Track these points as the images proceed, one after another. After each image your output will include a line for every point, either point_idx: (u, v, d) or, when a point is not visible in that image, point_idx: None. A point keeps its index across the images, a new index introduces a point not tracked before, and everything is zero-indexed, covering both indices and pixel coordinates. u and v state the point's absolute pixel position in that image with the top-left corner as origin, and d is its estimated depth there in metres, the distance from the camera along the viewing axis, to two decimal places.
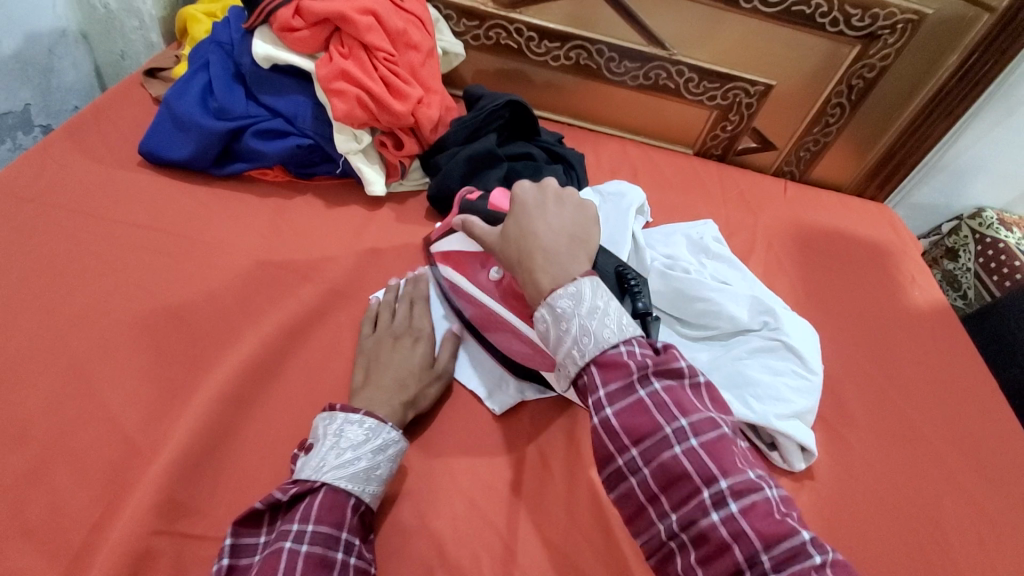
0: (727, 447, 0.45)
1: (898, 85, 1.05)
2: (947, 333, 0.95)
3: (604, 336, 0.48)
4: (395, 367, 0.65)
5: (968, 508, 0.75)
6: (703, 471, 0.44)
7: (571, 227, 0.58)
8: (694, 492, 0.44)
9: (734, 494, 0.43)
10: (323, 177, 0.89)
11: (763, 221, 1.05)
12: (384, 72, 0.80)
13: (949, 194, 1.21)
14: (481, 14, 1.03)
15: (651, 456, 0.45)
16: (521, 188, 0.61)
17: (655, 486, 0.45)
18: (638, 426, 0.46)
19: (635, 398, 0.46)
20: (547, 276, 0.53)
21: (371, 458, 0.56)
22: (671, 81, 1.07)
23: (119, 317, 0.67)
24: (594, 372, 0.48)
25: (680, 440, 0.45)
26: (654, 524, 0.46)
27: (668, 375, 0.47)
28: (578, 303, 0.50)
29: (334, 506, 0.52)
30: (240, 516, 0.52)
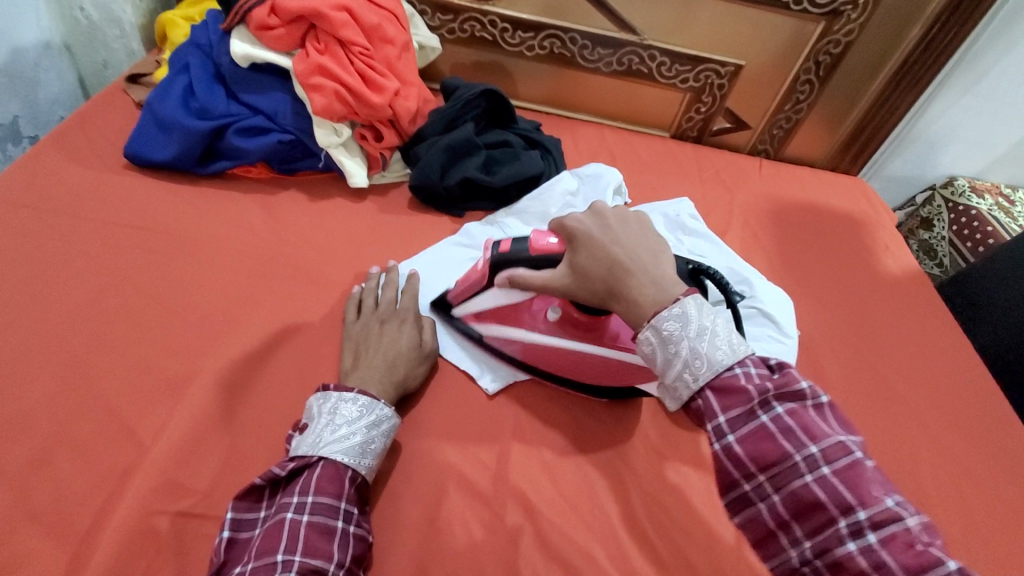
0: (865, 474, 0.42)
1: (864, 60, 1.07)
2: (919, 296, 0.98)
3: (717, 358, 0.47)
4: (384, 350, 0.67)
5: (941, 462, 0.78)
6: (838, 499, 0.42)
7: (645, 239, 0.56)
8: (830, 522, 0.42)
9: (874, 525, 0.40)
10: (307, 172, 0.90)
11: (739, 198, 1.07)
12: (359, 66, 0.83)
13: (922, 166, 1.24)
14: (455, 8, 1.05)
15: (780, 483, 0.44)
16: (575, 219, 0.59)
17: (785, 513, 0.44)
18: (762, 452, 0.44)
19: (757, 424, 0.45)
20: (648, 299, 0.51)
21: (366, 432, 0.58)
22: (644, 65, 1.09)
23: (113, 314, 0.69)
24: (709, 397, 0.47)
25: (810, 467, 0.43)
26: (785, 553, 0.44)
27: (790, 397, 0.45)
28: (685, 326, 0.48)
29: (332, 478, 0.54)
30: (241, 492, 0.54)
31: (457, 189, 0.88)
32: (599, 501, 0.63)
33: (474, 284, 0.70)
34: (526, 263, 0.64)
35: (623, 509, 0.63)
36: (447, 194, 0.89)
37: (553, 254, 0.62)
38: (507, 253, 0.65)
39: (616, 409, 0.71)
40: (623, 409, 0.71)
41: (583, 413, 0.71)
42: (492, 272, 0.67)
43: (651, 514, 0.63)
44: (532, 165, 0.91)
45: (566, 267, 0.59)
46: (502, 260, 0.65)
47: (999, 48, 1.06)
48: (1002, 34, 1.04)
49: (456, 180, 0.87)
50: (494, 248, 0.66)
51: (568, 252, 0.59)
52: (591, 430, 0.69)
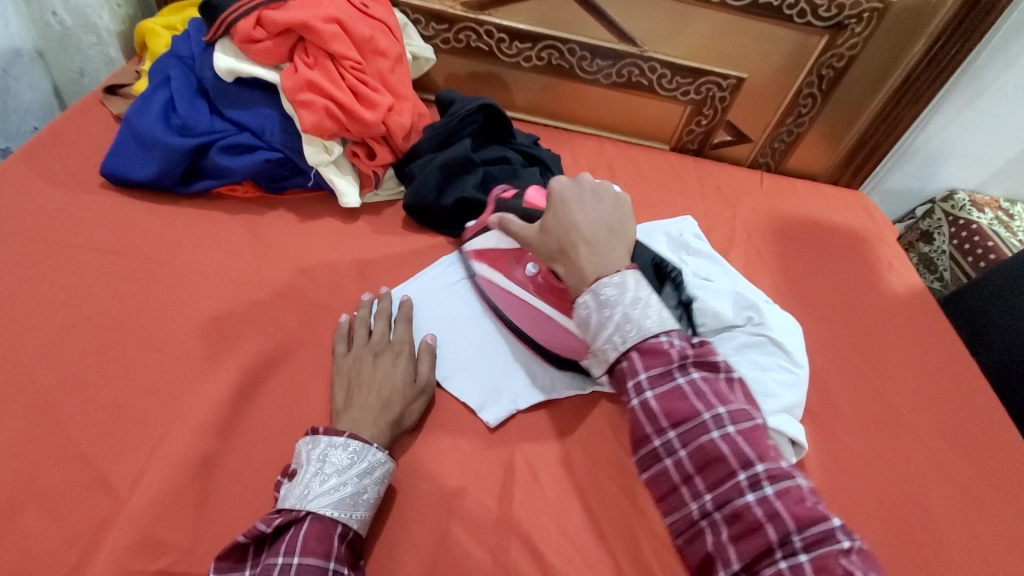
0: (761, 435, 0.49)
1: (867, 73, 1.05)
2: (925, 316, 0.96)
3: (646, 325, 0.52)
4: (377, 385, 0.63)
5: (955, 493, 0.76)
6: (739, 455, 0.48)
7: (609, 217, 0.60)
8: (731, 475, 0.47)
9: (768, 478, 0.46)
10: (295, 191, 0.86)
11: (741, 214, 1.05)
12: (351, 81, 0.79)
13: (923, 179, 1.23)
14: (450, 18, 1.01)
15: (688, 439, 0.49)
16: (558, 182, 0.62)
17: (690, 467, 0.49)
18: (676, 410, 0.50)
19: (674, 384, 0.50)
20: (590, 265, 0.56)
21: (357, 482, 0.54)
22: (644, 77, 1.06)
23: (87, 349, 0.65)
24: (634, 357, 0.52)
25: (717, 424, 0.49)
26: (687, 504, 0.49)
27: (706, 367, 0.52)
28: (622, 293, 0.53)
29: (320, 536, 0.50)
30: (223, 551, 0.50)
31: (453, 209, 0.85)
32: (606, 546, 0.60)
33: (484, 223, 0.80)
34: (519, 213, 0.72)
35: (631, 554, 0.60)
36: (443, 214, 0.85)
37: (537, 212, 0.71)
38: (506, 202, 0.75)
39: (622, 443, 0.68)
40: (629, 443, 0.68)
41: (587, 449, 0.67)
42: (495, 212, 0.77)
43: (660, 558, 0.60)
44: (532, 183, 0.88)
45: (534, 226, 0.63)
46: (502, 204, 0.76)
47: (1001, 62, 1.04)
48: (1004, 48, 1.03)
49: (452, 199, 0.83)
50: (500, 195, 0.79)
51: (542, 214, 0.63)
52: (596, 466, 0.66)
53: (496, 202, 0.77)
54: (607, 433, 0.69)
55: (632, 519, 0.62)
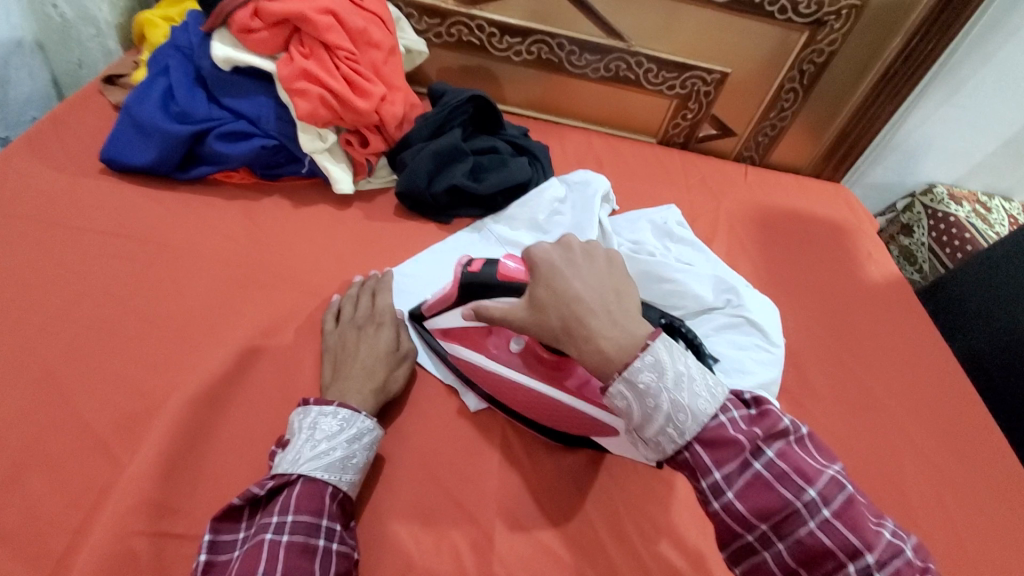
0: (859, 510, 0.44)
1: (846, 69, 1.09)
2: (901, 303, 0.99)
3: (699, 409, 0.47)
4: (362, 357, 0.66)
5: (923, 468, 0.79)
6: (843, 543, 0.43)
7: (608, 282, 0.56)
8: (839, 567, 0.42)
9: (880, 564, 0.42)
10: (290, 178, 0.89)
11: (724, 206, 1.08)
12: (345, 71, 0.81)
13: (903, 174, 1.27)
14: (442, 12, 1.04)
15: (785, 533, 0.44)
16: (544, 249, 0.58)
17: (793, 562, 0.44)
18: (765, 504, 0.44)
19: (753, 473, 0.45)
20: (608, 340, 0.51)
21: (346, 447, 0.57)
22: (631, 72, 1.09)
23: (88, 325, 0.67)
24: (698, 450, 0.47)
25: (812, 512, 0.43)
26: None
27: (778, 439, 0.47)
28: (662, 376, 0.48)
29: (312, 495, 0.53)
30: (219, 513, 0.53)
31: (444, 196, 0.88)
32: (585, 513, 0.63)
33: (445, 300, 0.69)
34: (494, 288, 0.63)
35: (610, 524, 0.63)
36: (433, 201, 0.88)
37: (518, 282, 0.61)
38: (477, 273, 0.64)
39: None
40: None
41: None
42: (463, 291, 0.66)
43: (639, 528, 0.63)
44: (520, 171, 0.90)
45: (524, 301, 0.58)
46: (472, 279, 0.64)
47: (976, 59, 1.08)
48: (978, 46, 1.07)
49: (443, 187, 0.86)
50: (466, 266, 0.65)
51: (530, 286, 0.58)
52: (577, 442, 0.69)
53: (465, 279, 0.65)
54: None
55: (611, 490, 0.65)
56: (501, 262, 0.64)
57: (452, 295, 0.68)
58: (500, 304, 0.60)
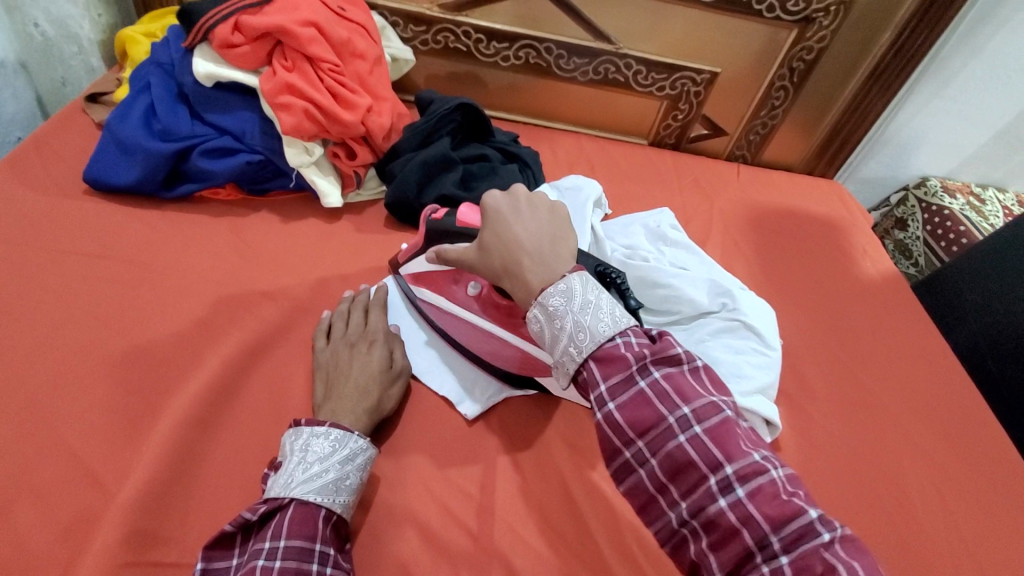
0: (732, 430, 0.44)
1: (836, 65, 1.08)
2: (898, 300, 0.99)
3: (599, 330, 0.48)
4: (355, 375, 0.65)
5: (927, 468, 0.78)
6: (707, 458, 0.43)
7: (548, 227, 0.56)
8: (702, 480, 0.43)
9: (742, 481, 0.42)
10: (278, 192, 0.88)
11: (717, 206, 1.07)
12: (329, 83, 0.80)
13: (897, 167, 1.26)
14: (428, 20, 1.03)
15: (657, 447, 0.44)
16: (492, 197, 0.58)
17: (662, 475, 0.44)
18: (641, 417, 0.45)
19: (636, 390, 0.45)
20: (535, 278, 0.52)
21: (339, 468, 0.56)
22: (620, 74, 1.09)
23: (74, 350, 0.66)
24: (593, 367, 0.47)
25: (683, 427, 0.44)
26: (665, 514, 0.45)
27: (668, 362, 0.46)
28: (570, 301, 0.49)
29: (305, 519, 0.52)
30: (211, 540, 0.51)
31: (434, 206, 0.86)
32: (585, 526, 0.62)
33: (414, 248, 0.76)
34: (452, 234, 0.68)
35: (611, 537, 0.62)
36: (424, 211, 0.87)
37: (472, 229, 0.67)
38: (440, 222, 0.70)
39: None
40: None
41: (567, 436, 0.69)
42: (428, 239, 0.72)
43: (639, 539, 0.62)
44: (511, 179, 0.90)
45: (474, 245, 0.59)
46: (435, 228, 0.71)
47: (966, 51, 1.07)
48: (967, 39, 1.06)
49: (433, 197, 0.85)
50: (432, 216, 0.73)
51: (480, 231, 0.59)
52: (574, 453, 0.68)
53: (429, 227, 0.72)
54: (587, 421, 0.71)
55: (611, 501, 0.64)
56: (459, 211, 0.69)
57: (421, 241, 0.74)
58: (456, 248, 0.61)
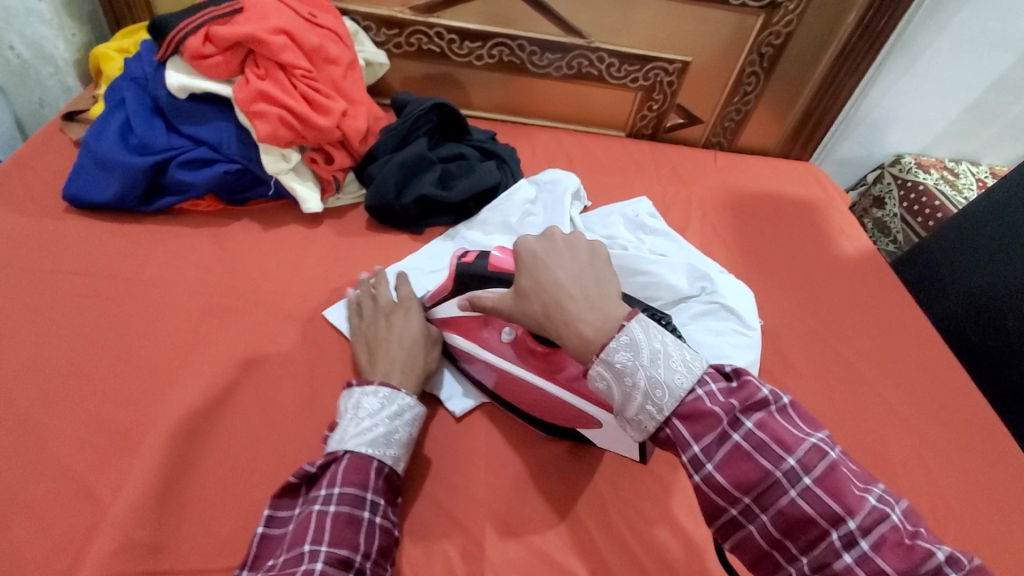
0: (842, 476, 0.42)
1: (805, 49, 1.10)
2: (875, 276, 1.00)
3: (676, 383, 0.47)
4: (398, 339, 0.68)
5: (907, 438, 0.80)
6: (826, 511, 0.41)
7: (591, 270, 0.55)
8: (823, 536, 0.41)
9: (865, 532, 0.40)
10: (258, 201, 0.88)
11: (695, 193, 1.09)
12: (303, 90, 0.81)
13: (871, 146, 1.28)
14: (400, 23, 1.04)
15: (767, 504, 0.43)
16: (527, 241, 0.57)
17: (776, 532, 0.43)
18: (742, 475, 0.43)
19: (732, 445, 0.44)
20: (589, 327, 0.50)
21: (389, 423, 0.60)
22: (593, 67, 1.10)
23: (61, 367, 0.66)
24: (678, 426, 0.46)
25: (793, 481, 0.42)
26: (783, 570, 0.44)
27: (757, 408, 0.45)
28: (637, 355, 0.47)
29: (358, 469, 0.56)
30: (277, 490, 0.57)
31: (414, 207, 0.87)
32: (576, 513, 0.63)
33: (441, 292, 0.71)
34: (487, 280, 0.64)
35: (600, 523, 0.63)
36: (404, 213, 0.87)
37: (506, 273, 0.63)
38: (471, 265, 0.66)
39: None
40: None
41: None
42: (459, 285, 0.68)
43: (628, 522, 0.63)
44: (488, 176, 0.91)
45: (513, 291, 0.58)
46: (467, 271, 0.66)
47: (932, 29, 1.09)
48: (932, 17, 1.08)
49: (412, 198, 0.86)
50: (460, 258, 0.67)
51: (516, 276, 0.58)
52: (562, 443, 0.69)
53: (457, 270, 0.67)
54: None
55: (600, 488, 0.66)
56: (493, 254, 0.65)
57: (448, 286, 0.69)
58: (491, 292, 0.61)
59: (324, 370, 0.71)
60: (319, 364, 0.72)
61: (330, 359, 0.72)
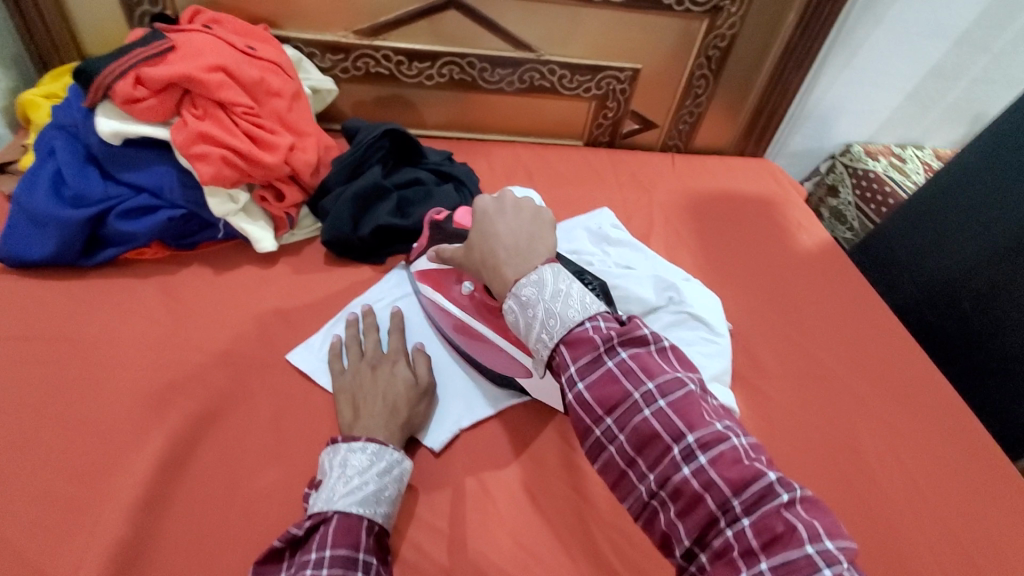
0: (694, 403, 0.47)
1: (750, 49, 1.12)
2: (836, 267, 1.02)
3: (569, 316, 0.50)
4: (383, 393, 0.66)
5: (879, 428, 0.81)
6: (672, 429, 0.46)
7: (530, 227, 0.58)
8: (667, 451, 0.45)
9: (704, 448, 0.45)
10: (207, 244, 0.85)
11: (656, 198, 1.09)
12: (245, 127, 0.78)
13: (821, 138, 1.31)
14: (344, 47, 1.01)
15: (625, 422, 0.47)
16: (482, 199, 0.61)
17: (631, 450, 0.47)
18: (607, 395, 0.47)
19: (604, 369, 0.48)
20: (509, 274, 0.55)
21: (378, 480, 0.58)
22: (545, 80, 1.09)
23: (5, 442, 0.62)
24: (563, 351, 0.49)
25: (648, 402, 0.46)
26: (635, 489, 0.47)
27: (634, 342, 0.49)
28: (541, 290, 0.51)
29: (348, 529, 0.53)
30: (260, 557, 0.53)
31: (372, 238, 0.85)
32: (560, 542, 0.62)
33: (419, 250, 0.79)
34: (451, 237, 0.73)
35: (585, 550, 0.62)
36: (362, 244, 0.85)
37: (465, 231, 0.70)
38: (442, 222, 0.75)
39: (566, 443, 0.70)
40: (571, 439, 0.71)
41: (530, 454, 0.69)
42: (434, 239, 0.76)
43: (613, 547, 0.62)
44: (447, 200, 0.89)
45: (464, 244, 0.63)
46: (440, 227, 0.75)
47: (869, 22, 1.11)
48: (869, 10, 1.10)
49: (369, 229, 0.84)
50: (432, 217, 0.77)
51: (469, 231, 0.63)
52: (541, 471, 0.68)
53: (430, 226, 0.77)
54: (551, 436, 0.71)
55: (582, 514, 0.65)
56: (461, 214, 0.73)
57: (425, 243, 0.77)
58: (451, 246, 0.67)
59: (290, 418, 0.68)
60: (285, 412, 0.69)
61: (295, 405, 0.70)
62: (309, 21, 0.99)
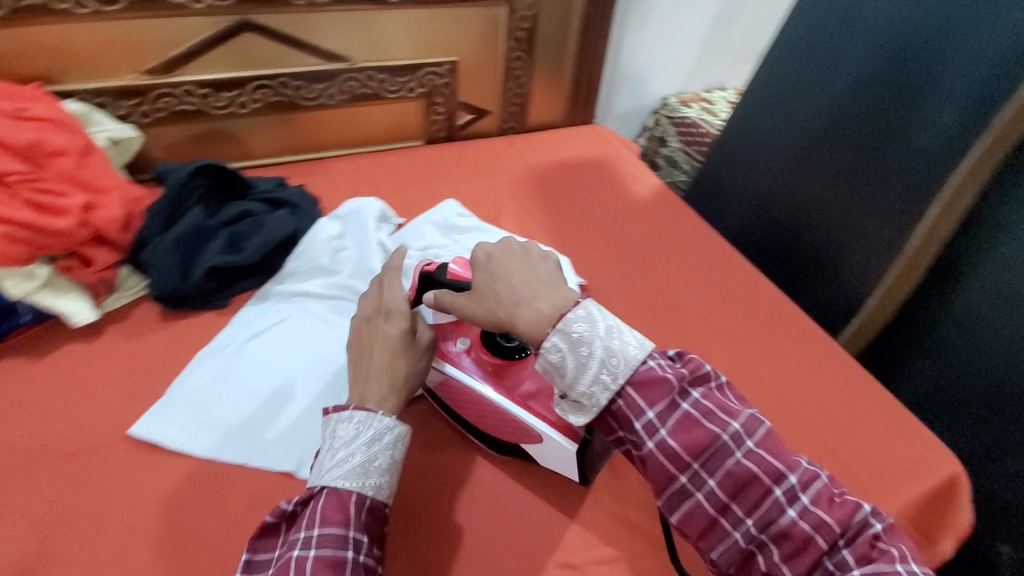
0: (778, 442, 0.53)
1: (553, 25, 1.18)
2: (670, 208, 1.12)
3: (630, 354, 0.55)
4: (378, 353, 0.64)
5: (729, 340, 0.90)
6: (767, 470, 0.52)
7: (544, 271, 0.62)
8: (767, 492, 0.51)
9: (802, 487, 0.51)
10: (16, 331, 0.75)
11: (501, 179, 1.13)
12: (28, 196, 0.73)
13: (639, 97, 1.43)
14: (137, 90, 0.94)
15: (716, 466, 0.52)
16: (493, 247, 0.64)
17: (724, 495, 0.52)
18: (693, 441, 0.53)
19: (682, 413, 0.54)
20: (546, 313, 0.57)
21: (366, 449, 0.57)
22: (367, 87, 1.09)
23: None
24: (630, 394, 0.54)
25: (738, 443, 0.52)
26: (729, 534, 0.52)
27: (700, 382, 0.56)
28: (594, 327, 0.55)
29: (337, 506, 0.54)
30: (256, 531, 0.56)
31: (207, 281, 0.80)
32: (456, 529, 0.63)
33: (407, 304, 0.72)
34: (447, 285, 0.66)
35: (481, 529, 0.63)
36: (198, 291, 0.80)
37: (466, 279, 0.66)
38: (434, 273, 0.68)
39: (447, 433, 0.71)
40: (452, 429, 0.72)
41: (414, 454, 0.69)
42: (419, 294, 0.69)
43: (508, 517, 0.65)
44: (281, 226, 0.87)
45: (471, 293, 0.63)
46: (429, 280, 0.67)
47: None
48: None
49: (201, 272, 0.79)
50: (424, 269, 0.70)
51: (475, 279, 0.64)
52: (428, 466, 0.68)
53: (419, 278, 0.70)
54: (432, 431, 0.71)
55: (474, 496, 0.66)
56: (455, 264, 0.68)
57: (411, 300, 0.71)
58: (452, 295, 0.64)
59: (148, 489, 0.63)
60: (142, 484, 0.63)
61: (151, 475, 0.64)
62: (89, 71, 0.91)
